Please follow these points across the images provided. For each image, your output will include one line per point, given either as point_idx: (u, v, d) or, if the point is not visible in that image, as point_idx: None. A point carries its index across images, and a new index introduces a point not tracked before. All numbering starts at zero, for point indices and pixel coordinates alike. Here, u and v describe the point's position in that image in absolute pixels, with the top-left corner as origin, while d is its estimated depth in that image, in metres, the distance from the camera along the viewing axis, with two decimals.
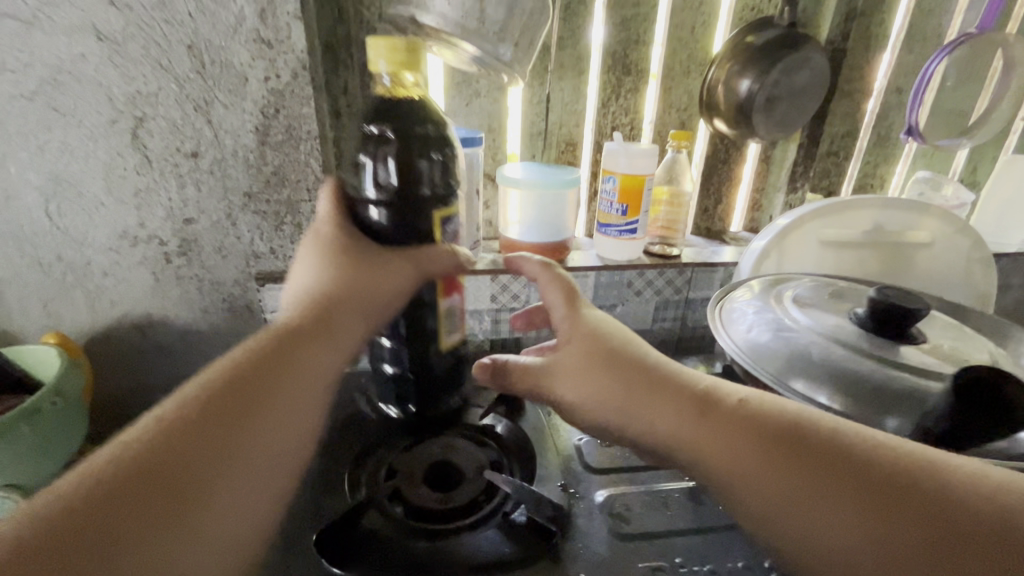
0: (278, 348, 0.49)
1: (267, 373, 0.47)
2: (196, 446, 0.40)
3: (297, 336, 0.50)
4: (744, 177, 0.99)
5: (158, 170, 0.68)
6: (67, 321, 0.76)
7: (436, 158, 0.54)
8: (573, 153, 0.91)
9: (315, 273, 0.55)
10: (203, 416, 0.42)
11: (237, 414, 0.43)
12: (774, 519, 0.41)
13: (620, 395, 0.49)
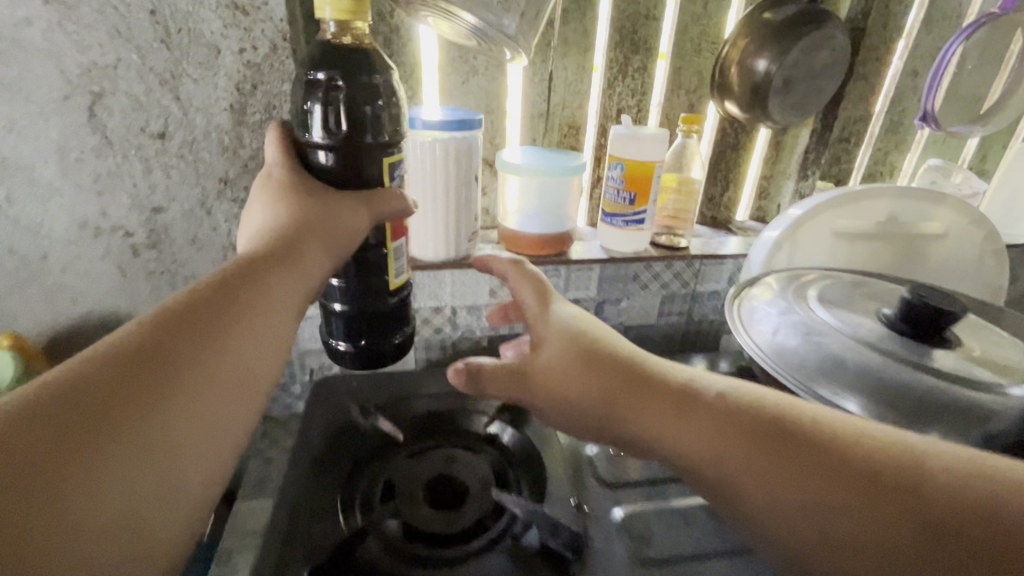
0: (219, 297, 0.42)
1: (197, 332, 0.39)
2: (94, 413, 0.32)
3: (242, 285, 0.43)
4: (753, 163, 0.95)
5: (120, 153, 0.61)
6: (23, 319, 0.69)
7: (385, 107, 0.52)
8: (576, 137, 0.85)
9: (268, 215, 0.50)
10: (108, 377, 0.34)
11: (154, 378, 0.35)
12: (754, 501, 0.36)
13: (584, 384, 0.44)
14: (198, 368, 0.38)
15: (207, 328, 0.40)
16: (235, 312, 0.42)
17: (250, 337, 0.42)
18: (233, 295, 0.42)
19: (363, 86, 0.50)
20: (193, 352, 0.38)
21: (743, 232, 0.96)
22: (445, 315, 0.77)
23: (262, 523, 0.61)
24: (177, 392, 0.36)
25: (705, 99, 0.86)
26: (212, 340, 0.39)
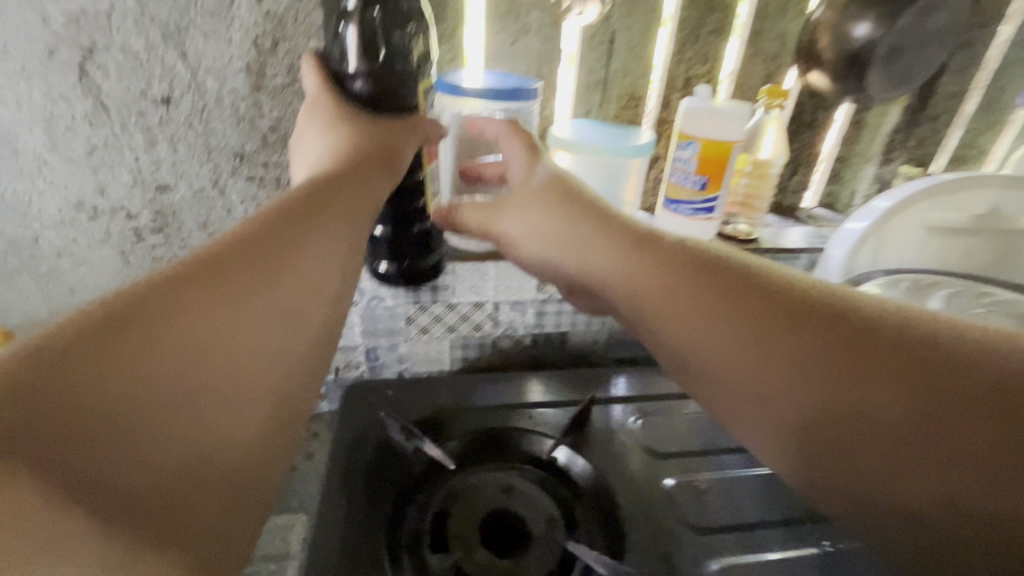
0: (290, 214, 0.40)
1: (260, 247, 0.38)
2: (167, 329, 0.31)
3: (307, 204, 0.42)
4: (830, 143, 0.83)
5: (117, 121, 0.51)
6: (16, 309, 0.61)
7: (420, 31, 0.47)
8: (635, 110, 0.74)
9: (320, 141, 0.48)
10: (178, 292, 0.33)
11: (226, 295, 0.34)
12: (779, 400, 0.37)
13: (596, 254, 0.48)
14: (264, 279, 0.37)
15: (273, 245, 0.38)
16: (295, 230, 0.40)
17: (314, 253, 0.40)
18: (292, 210, 0.41)
19: (398, 7, 0.45)
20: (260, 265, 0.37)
21: (813, 221, 0.86)
22: (486, 311, 0.69)
23: (288, 547, 0.54)
24: (252, 305, 0.35)
25: (786, 68, 0.74)
26: (276, 254, 0.38)
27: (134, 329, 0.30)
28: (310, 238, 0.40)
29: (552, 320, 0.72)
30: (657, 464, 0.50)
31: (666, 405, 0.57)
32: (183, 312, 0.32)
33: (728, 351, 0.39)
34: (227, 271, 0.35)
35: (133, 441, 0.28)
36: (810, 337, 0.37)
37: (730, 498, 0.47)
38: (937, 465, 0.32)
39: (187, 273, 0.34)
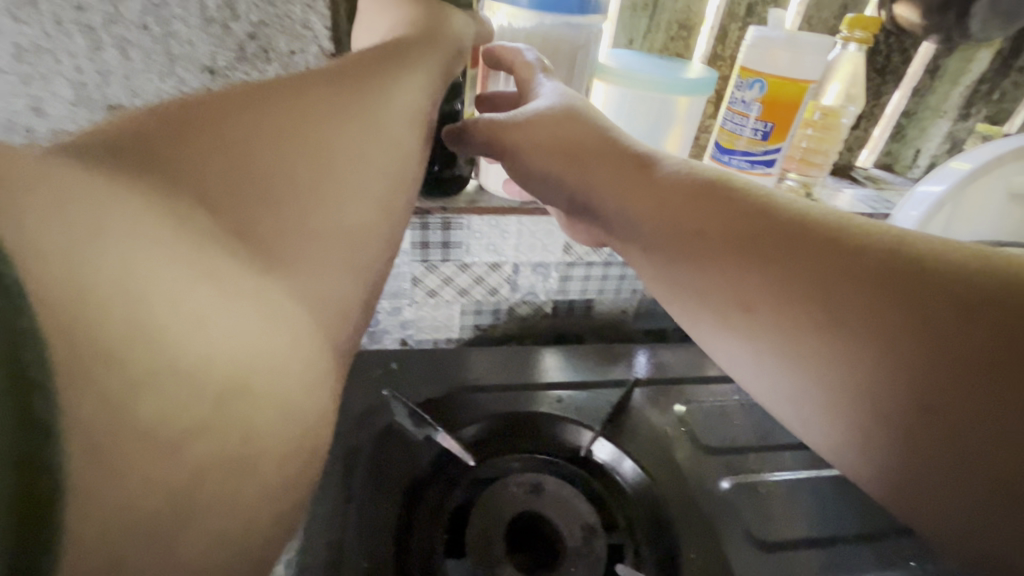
0: (389, 51, 0.34)
1: (364, 68, 0.31)
2: (283, 110, 0.26)
3: (404, 45, 0.35)
4: (902, 92, 0.73)
5: (51, 16, 0.40)
6: None
7: None
8: (686, 40, 0.63)
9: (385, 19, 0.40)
10: (293, 87, 0.27)
11: (341, 101, 0.28)
12: (767, 332, 0.33)
13: (582, 173, 0.39)
14: (376, 100, 0.30)
15: (380, 72, 0.32)
16: (405, 60, 0.34)
17: (419, 86, 0.34)
18: (399, 43, 0.35)
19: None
20: (357, 85, 0.30)
21: (870, 183, 0.76)
22: (504, 274, 0.60)
23: None
24: (369, 120, 0.29)
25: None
26: (382, 78, 0.32)
27: (242, 105, 0.25)
28: (418, 70, 0.34)
29: (577, 286, 0.63)
30: (710, 460, 0.43)
31: (712, 390, 0.49)
32: (319, 100, 0.27)
33: (723, 281, 0.34)
34: (341, 82, 0.29)
35: (277, 225, 0.23)
36: (826, 259, 0.31)
37: (799, 506, 0.40)
38: (943, 388, 0.27)
39: (305, 76, 0.28)
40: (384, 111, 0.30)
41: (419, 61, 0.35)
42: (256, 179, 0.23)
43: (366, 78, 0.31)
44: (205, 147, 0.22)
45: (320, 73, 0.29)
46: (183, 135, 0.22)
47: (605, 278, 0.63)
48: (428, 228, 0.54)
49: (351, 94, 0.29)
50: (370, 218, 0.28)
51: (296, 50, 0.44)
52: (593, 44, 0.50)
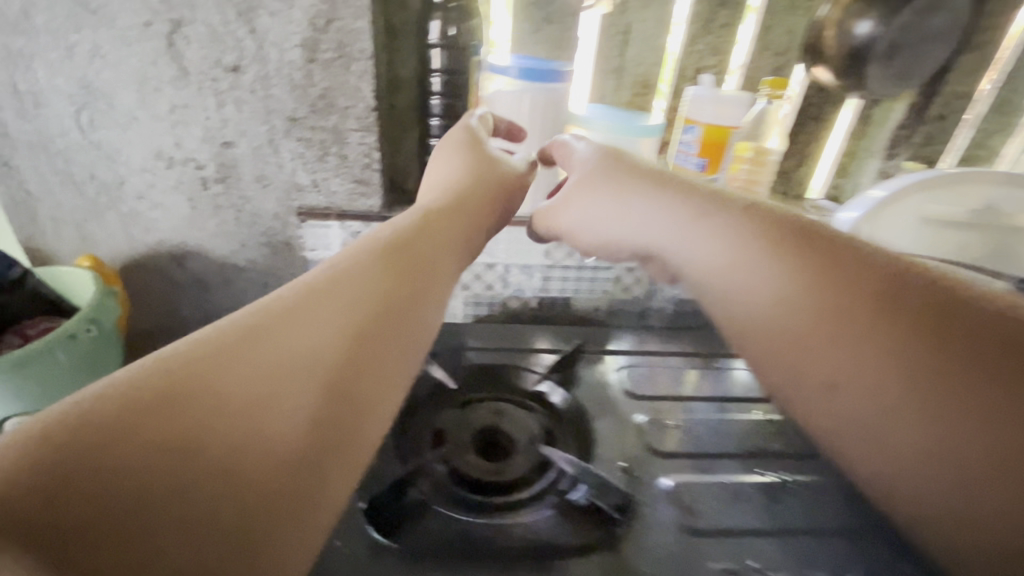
0: (342, 281, 0.40)
1: (380, 276, 0.42)
2: (305, 347, 0.35)
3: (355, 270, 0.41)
4: (835, 139, 0.88)
5: (195, 85, 0.60)
6: (100, 244, 0.70)
7: (454, 33, 0.62)
8: (647, 96, 0.81)
9: (450, 169, 0.58)
10: (314, 316, 0.37)
11: (358, 316, 0.39)
12: (857, 388, 0.39)
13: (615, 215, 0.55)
14: (361, 303, 0.40)
15: (391, 281, 0.43)
16: (358, 287, 0.40)
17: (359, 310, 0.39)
18: (401, 246, 0.46)
19: (465, 6, 0.61)
20: (332, 310, 0.38)
21: (813, 211, 0.90)
22: (497, 273, 0.77)
23: None
24: (385, 326, 0.41)
25: (790, 65, 0.80)
26: (332, 313, 0.38)
27: (247, 356, 0.33)
28: (392, 269, 0.44)
29: (557, 286, 0.79)
30: (632, 403, 0.58)
31: (647, 365, 0.64)
32: (248, 372, 0.32)
33: (803, 320, 0.41)
34: (362, 295, 0.40)
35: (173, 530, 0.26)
36: (885, 300, 0.38)
37: (691, 436, 0.54)
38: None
39: (330, 297, 0.39)
40: (387, 316, 0.41)
41: (417, 264, 0.46)
42: (257, 418, 0.31)
43: (378, 292, 0.41)
44: (114, 465, 0.25)
45: (339, 285, 0.40)
46: (100, 445, 0.25)
47: (579, 280, 0.79)
48: None
49: (368, 312, 0.40)
50: (375, 386, 0.39)
51: (351, 106, 0.63)
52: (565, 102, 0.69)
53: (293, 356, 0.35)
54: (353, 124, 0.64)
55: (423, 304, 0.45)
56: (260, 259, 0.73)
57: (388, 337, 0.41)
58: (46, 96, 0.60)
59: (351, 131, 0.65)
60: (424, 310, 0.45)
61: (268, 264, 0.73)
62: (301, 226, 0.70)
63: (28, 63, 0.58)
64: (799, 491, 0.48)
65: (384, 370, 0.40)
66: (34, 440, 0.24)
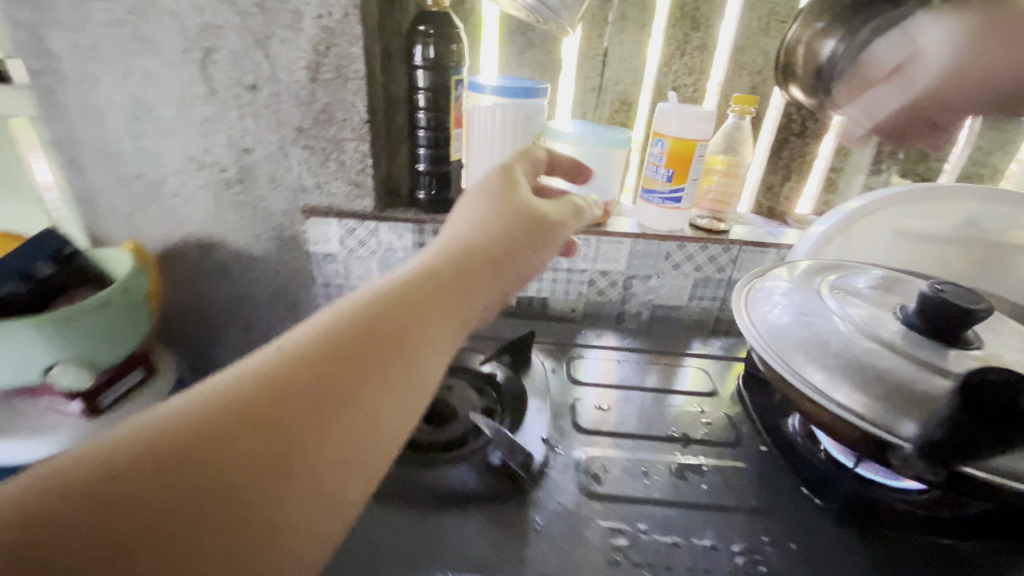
0: (384, 312, 0.40)
1: (354, 363, 0.37)
2: (251, 442, 0.31)
3: (396, 301, 0.41)
4: (821, 156, 0.90)
5: (221, 101, 0.72)
6: (142, 234, 0.83)
7: (433, 55, 0.70)
8: (627, 113, 0.86)
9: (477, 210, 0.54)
10: (265, 410, 0.33)
11: (316, 413, 0.34)
12: None
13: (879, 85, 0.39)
14: (396, 333, 0.40)
15: (364, 370, 0.37)
16: (393, 319, 0.40)
17: (395, 342, 0.40)
18: (390, 321, 0.40)
19: (445, 33, 0.70)
20: (368, 343, 0.38)
21: (798, 225, 0.91)
22: None
23: None
24: (418, 350, 0.41)
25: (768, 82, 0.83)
26: (368, 346, 0.38)
27: (295, 378, 0.35)
28: (435, 299, 0.44)
29: (534, 286, 0.85)
30: (573, 388, 0.63)
31: (600, 364, 0.69)
32: (291, 397, 0.34)
33: None
34: (327, 386, 0.35)
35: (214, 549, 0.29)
36: None
37: (619, 419, 0.58)
38: None
39: (293, 383, 0.34)
40: (346, 417, 0.35)
41: (402, 347, 0.40)
42: (224, 493, 0.30)
43: (345, 386, 0.36)
44: (168, 489, 0.28)
45: (309, 369, 0.35)
46: (161, 469, 0.29)
47: (555, 281, 0.84)
48: (423, 233, 0.80)
49: (326, 410, 0.34)
50: (318, 498, 0.33)
51: (347, 118, 0.73)
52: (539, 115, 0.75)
53: (237, 449, 0.31)
54: (350, 134, 0.74)
55: (394, 403, 0.38)
56: (272, 251, 0.84)
57: (344, 440, 0.35)
58: (103, 109, 0.73)
59: (348, 140, 0.74)
60: (395, 412, 0.38)
61: (278, 255, 0.83)
62: (306, 223, 0.80)
63: (92, 82, 0.72)
64: (709, 473, 0.51)
65: (338, 481, 0.34)
66: (118, 454, 0.29)
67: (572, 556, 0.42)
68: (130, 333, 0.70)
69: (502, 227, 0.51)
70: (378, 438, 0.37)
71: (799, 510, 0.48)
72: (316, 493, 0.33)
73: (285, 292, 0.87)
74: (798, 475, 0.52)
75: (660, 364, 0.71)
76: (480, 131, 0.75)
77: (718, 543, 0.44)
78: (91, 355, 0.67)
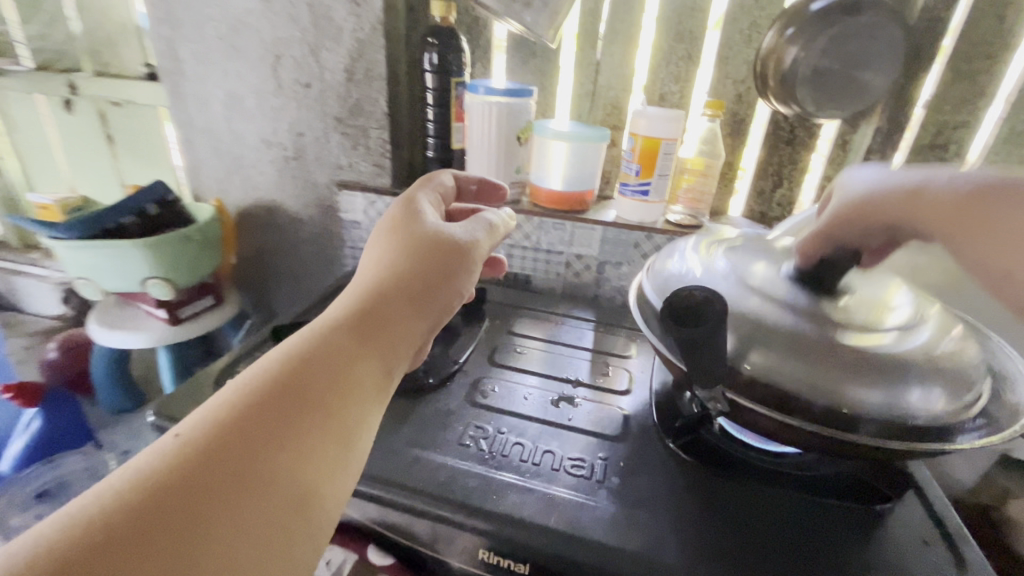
0: (308, 369, 0.39)
1: (269, 432, 0.35)
2: (163, 539, 0.29)
3: (323, 355, 0.40)
4: (816, 163, 0.91)
5: (285, 95, 0.95)
6: (227, 196, 1.08)
7: (438, 59, 0.86)
8: (618, 116, 0.95)
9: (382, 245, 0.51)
10: (175, 506, 0.30)
11: (235, 492, 0.32)
12: None
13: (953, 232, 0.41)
14: (322, 387, 0.39)
15: (283, 436, 0.36)
16: (317, 370, 0.40)
17: (324, 397, 0.39)
18: (306, 379, 0.39)
19: (448, 43, 0.86)
20: (292, 405, 0.37)
21: None
22: None
23: None
24: (348, 400, 0.40)
25: (751, 90, 0.87)
26: (291, 403, 0.37)
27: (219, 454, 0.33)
28: (363, 347, 0.42)
29: (519, 263, 0.97)
30: (510, 339, 0.75)
31: (542, 325, 0.80)
32: (217, 475, 0.32)
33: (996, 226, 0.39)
34: (251, 452, 0.34)
35: None
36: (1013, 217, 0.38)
37: (532, 363, 0.69)
38: None
39: (199, 469, 0.32)
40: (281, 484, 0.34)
41: (327, 402, 0.39)
42: None
43: (262, 458, 0.34)
44: None
45: (223, 441, 0.34)
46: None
47: (536, 259, 0.96)
48: None
49: (249, 486, 0.33)
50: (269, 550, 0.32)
51: (372, 111, 0.91)
52: (525, 111, 0.87)
53: (180, 518, 0.30)
54: (374, 124, 0.92)
55: (330, 450, 0.38)
56: (317, 217, 1.05)
57: (274, 512, 0.33)
58: (208, 100, 1.00)
59: (373, 129, 0.93)
60: (326, 472, 0.37)
61: (320, 219, 1.04)
62: (340, 194, 1.00)
63: (203, 80, 0.98)
64: (581, 406, 0.60)
65: (281, 541, 0.33)
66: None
67: (440, 437, 0.54)
68: (200, 265, 0.95)
69: (408, 259, 0.48)
70: (314, 503, 0.36)
71: (650, 444, 0.56)
72: (256, 572, 0.32)
73: (323, 250, 1.08)
74: (660, 421, 0.58)
75: (601, 334, 0.80)
76: (474, 124, 0.88)
77: (560, 451, 0.53)
78: (171, 275, 0.92)
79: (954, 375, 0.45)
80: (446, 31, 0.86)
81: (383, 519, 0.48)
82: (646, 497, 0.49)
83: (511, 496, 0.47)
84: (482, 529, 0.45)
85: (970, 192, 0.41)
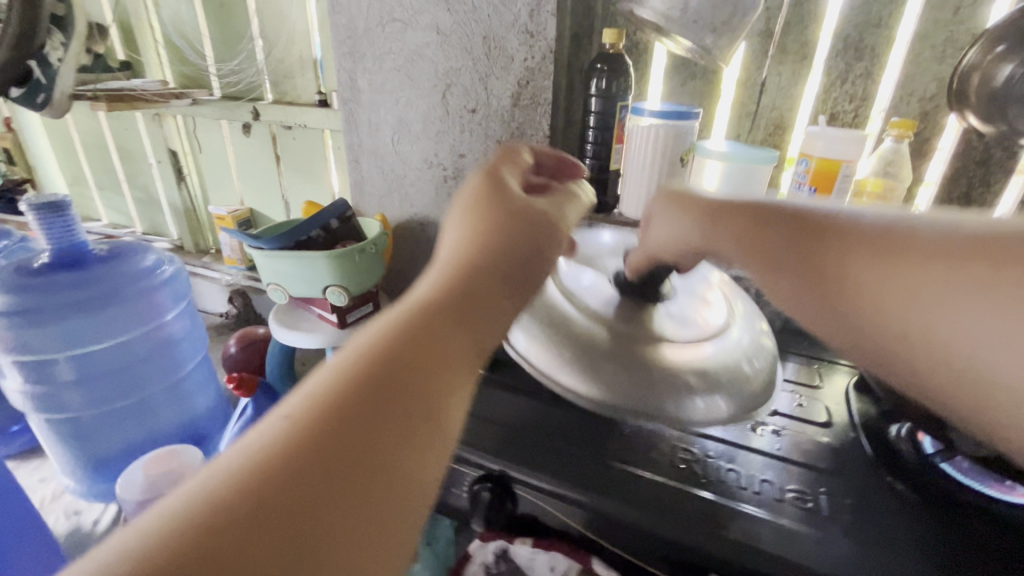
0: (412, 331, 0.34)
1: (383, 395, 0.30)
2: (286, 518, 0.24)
3: (427, 321, 0.35)
4: (1010, 190, 0.84)
5: (451, 120, 1.02)
6: (386, 211, 1.18)
7: (604, 83, 0.89)
8: (781, 136, 0.93)
9: (468, 210, 0.47)
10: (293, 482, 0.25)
11: (330, 485, 0.26)
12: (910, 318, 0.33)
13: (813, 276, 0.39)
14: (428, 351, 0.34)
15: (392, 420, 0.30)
16: (423, 331, 0.34)
17: (434, 364, 0.34)
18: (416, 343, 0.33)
19: (616, 70, 0.89)
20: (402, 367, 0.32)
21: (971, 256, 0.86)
22: None
23: None
24: (452, 370, 0.34)
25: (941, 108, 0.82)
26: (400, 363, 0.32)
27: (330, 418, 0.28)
28: (466, 316, 0.37)
29: None
30: None
31: None
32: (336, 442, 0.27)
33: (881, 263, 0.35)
34: (366, 416, 0.29)
35: None
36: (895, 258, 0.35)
37: None
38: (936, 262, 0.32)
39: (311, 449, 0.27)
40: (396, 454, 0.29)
41: (437, 369, 0.33)
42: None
43: (378, 433, 0.29)
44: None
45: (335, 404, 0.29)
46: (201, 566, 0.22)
47: None
48: None
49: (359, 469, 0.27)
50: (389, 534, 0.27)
51: (534, 133, 0.96)
52: (691, 134, 0.86)
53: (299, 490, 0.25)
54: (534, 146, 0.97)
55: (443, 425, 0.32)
56: None
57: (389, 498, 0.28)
58: (378, 125, 1.09)
59: None
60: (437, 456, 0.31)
61: None
62: None
63: (376, 107, 1.07)
64: (781, 435, 0.59)
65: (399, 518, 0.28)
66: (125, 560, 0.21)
67: (649, 456, 0.55)
68: (367, 276, 1.03)
69: (501, 230, 0.44)
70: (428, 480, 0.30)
71: (868, 478, 0.54)
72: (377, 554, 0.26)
73: None
74: (878, 457, 0.56)
75: None
76: (637, 148, 0.89)
77: (775, 481, 0.53)
78: (345, 284, 1.00)
79: (736, 384, 0.53)
80: (615, 57, 0.89)
81: (605, 533, 0.51)
82: (883, 535, 0.48)
83: (742, 523, 0.48)
84: (714, 550, 0.47)
85: (886, 233, 0.36)
